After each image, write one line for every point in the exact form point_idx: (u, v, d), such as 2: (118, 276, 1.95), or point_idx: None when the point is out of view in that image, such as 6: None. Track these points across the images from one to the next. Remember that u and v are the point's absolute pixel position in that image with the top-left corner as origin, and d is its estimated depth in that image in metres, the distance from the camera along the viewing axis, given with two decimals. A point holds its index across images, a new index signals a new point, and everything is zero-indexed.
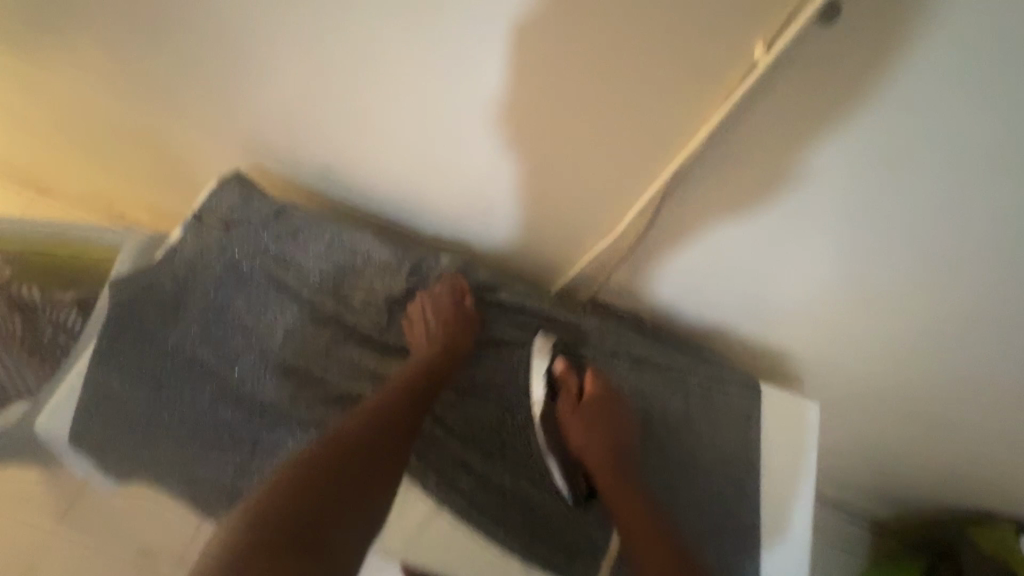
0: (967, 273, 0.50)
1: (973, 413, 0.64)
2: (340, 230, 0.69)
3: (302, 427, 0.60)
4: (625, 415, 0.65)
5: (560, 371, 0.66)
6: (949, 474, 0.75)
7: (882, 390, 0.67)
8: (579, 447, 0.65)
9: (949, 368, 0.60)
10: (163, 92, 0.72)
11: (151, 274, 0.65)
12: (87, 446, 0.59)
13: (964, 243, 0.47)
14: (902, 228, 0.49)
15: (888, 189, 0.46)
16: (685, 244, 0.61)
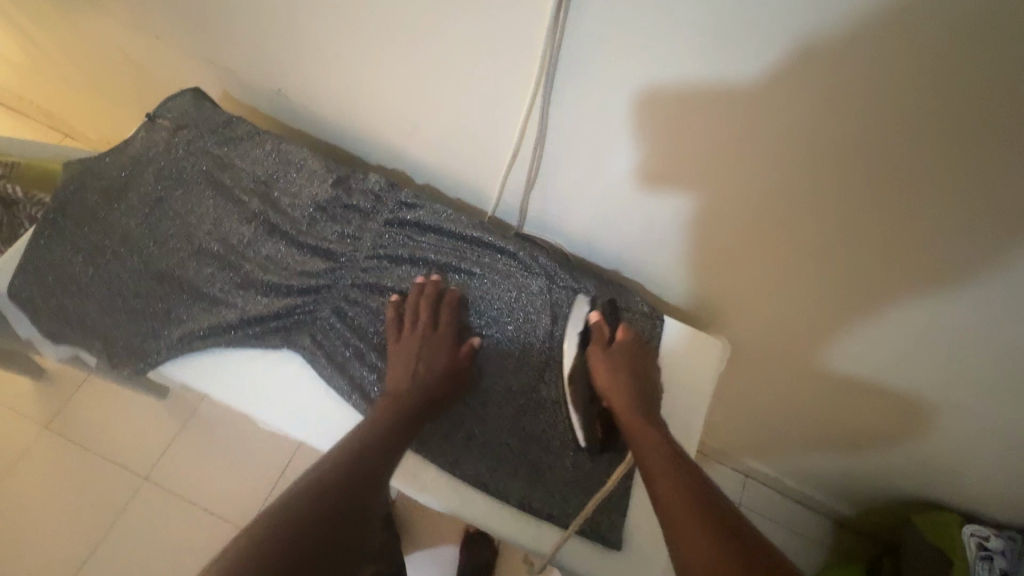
0: (807, 168, 0.54)
1: (846, 311, 0.70)
2: (279, 140, 0.76)
3: (215, 301, 0.66)
4: (651, 372, 0.67)
5: (595, 322, 0.69)
6: (839, 370, 0.83)
7: (768, 293, 0.74)
8: (606, 392, 0.65)
9: (817, 270, 0.66)
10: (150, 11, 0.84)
11: (101, 162, 0.72)
12: (24, 300, 0.65)
13: (795, 134, 0.52)
14: (744, 121, 0.53)
15: (726, 82, 0.51)
16: (578, 153, 0.67)
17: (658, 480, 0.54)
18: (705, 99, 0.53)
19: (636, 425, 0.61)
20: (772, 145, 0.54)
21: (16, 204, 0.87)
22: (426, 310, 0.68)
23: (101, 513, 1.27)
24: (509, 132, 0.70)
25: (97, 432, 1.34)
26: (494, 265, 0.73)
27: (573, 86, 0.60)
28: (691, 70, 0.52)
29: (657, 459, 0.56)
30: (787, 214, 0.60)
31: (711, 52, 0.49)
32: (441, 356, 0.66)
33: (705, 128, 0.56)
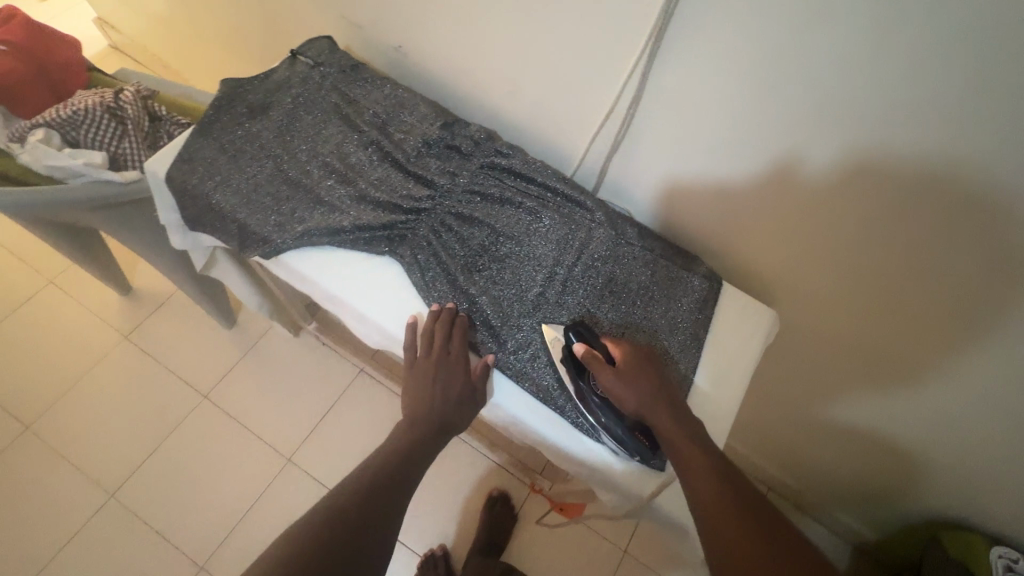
0: (879, 138, 0.61)
1: (897, 299, 0.75)
2: (398, 87, 0.87)
3: (332, 207, 0.77)
4: (664, 374, 0.69)
5: (584, 351, 0.68)
6: (879, 372, 0.86)
7: (823, 280, 0.80)
8: (632, 406, 0.65)
9: (875, 251, 0.71)
10: None
11: (248, 82, 0.83)
12: (172, 184, 0.76)
13: (873, 102, 0.58)
14: (828, 88, 0.60)
15: (820, 49, 0.58)
16: (666, 118, 0.75)
17: (696, 489, 0.58)
18: (795, 63, 0.60)
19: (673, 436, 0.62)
20: (851, 112, 0.60)
21: (159, 120, 1.00)
22: (438, 343, 0.71)
23: (161, 421, 1.39)
24: (603, 97, 0.78)
25: (168, 348, 1.46)
26: (573, 215, 0.82)
27: (674, 50, 0.67)
28: (787, 35, 0.59)
29: (692, 465, 0.59)
30: (856, 188, 0.67)
31: (809, 23, 0.57)
32: (453, 387, 0.71)
33: (792, 92, 0.63)
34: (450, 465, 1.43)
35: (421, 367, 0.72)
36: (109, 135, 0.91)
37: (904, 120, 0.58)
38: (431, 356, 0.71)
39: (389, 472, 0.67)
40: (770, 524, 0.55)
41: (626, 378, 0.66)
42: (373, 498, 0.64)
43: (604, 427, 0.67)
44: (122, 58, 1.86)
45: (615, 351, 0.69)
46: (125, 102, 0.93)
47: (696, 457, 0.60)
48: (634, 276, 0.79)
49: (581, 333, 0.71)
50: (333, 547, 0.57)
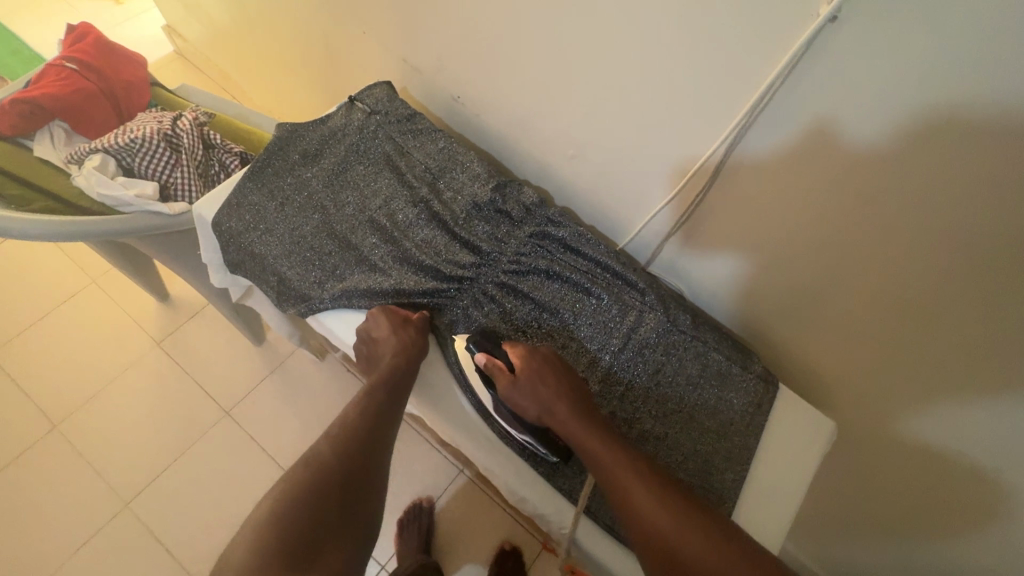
0: (979, 279, 0.54)
1: (975, 450, 0.66)
2: (452, 142, 0.85)
3: (375, 268, 0.74)
4: (562, 370, 0.67)
5: (485, 363, 0.68)
6: (937, 515, 0.77)
7: (885, 409, 0.73)
8: (532, 414, 0.66)
9: (955, 392, 0.64)
10: (371, 14, 0.98)
11: (302, 127, 0.82)
12: (219, 231, 0.75)
13: (976, 243, 0.52)
14: (925, 218, 0.54)
15: (923, 176, 0.51)
16: (736, 213, 0.70)
17: (602, 476, 0.60)
18: (899, 185, 0.53)
19: (577, 438, 0.62)
20: (959, 246, 0.53)
21: (213, 147, 1.00)
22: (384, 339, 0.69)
23: (182, 432, 1.39)
24: (670, 179, 0.74)
25: (198, 359, 1.47)
26: (623, 296, 0.77)
27: (756, 147, 0.62)
28: (890, 156, 0.52)
29: (600, 465, 0.60)
30: (942, 323, 0.60)
31: (914, 147, 0.50)
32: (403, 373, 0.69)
33: (887, 212, 0.56)
34: (457, 518, 1.38)
35: (368, 346, 0.70)
36: (163, 164, 0.91)
37: (1012, 267, 0.51)
38: (376, 333, 0.69)
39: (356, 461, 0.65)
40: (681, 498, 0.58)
41: (523, 391, 0.65)
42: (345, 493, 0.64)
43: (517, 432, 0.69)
44: (186, 66, 1.91)
45: (513, 356, 0.68)
46: (181, 132, 0.94)
47: (600, 456, 0.61)
48: (683, 370, 0.74)
49: (480, 342, 0.70)
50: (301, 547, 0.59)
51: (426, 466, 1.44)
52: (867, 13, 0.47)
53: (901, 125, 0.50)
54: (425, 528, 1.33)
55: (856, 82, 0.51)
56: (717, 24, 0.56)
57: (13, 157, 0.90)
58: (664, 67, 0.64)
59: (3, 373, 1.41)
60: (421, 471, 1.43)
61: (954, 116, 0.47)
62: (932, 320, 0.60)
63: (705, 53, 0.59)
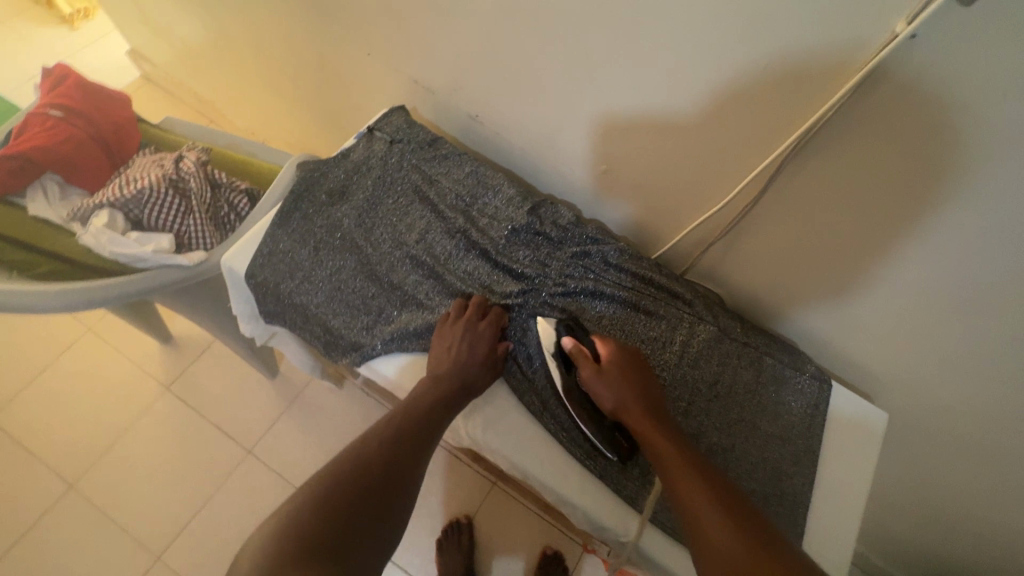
0: None
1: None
2: (479, 165, 0.83)
3: (421, 307, 0.72)
4: (648, 376, 0.67)
5: (572, 345, 0.68)
6: (990, 490, 0.80)
7: (939, 398, 0.74)
8: (608, 408, 0.65)
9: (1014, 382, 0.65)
10: (378, 36, 0.95)
11: (326, 164, 0.79)
12: (254, 282, 0.72)
13: None
14: (996, 228, 0.53)
15: (992, 190, 0.51)
16: (786, 222, 0.69)
17: (668, 474, 0.57)
18: (969, 200, 0.53)
19: (647, 434, 0.61)
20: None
21: (219, 188, 0.95)
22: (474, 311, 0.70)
23: (206, 477, 1.35)
24: (712, 190, 0.73)
25: (211, 399, 1.43)
26: (672, 309, 0.77)
27: (805, 163, 0.62)
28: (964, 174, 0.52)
29: (671, 464, 0.58)
30: (1004, 323, 0.60)
31: (988, 164, 0.50)
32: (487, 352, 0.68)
33: (955, 226, 0.55)
34: (498, 529, 1.38)
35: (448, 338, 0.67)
36: (174, 213, 0.86)
37: None
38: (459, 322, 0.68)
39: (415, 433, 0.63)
40: (750, 518, 0.52)
41: (606, 381, 0.65)
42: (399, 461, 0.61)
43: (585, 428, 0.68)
44: (158, 92, 1.82)
45: (602, 349, 0.68)
46: (188, 176, 0.89)
47: (673, 454, 0.58)
48: (740, 377, 0.74)
49: (569, 327, 0.71)
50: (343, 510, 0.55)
51: (459, 481, 1.43)
52: (951, 31, 0.45)
53: (976, 142, 0.49)
54: (466, 546, 1.32)
55: (927, 102, 0.50)
56: (767, 43, 0.55)
57: (11, 220, 0.84)
58: (707, 84, 0.63)
59: (6, 436, 1.34)
60: (456, 487, 1.42)
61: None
62: (994, 320, 0.61)
63: (756, 69, 0.58)
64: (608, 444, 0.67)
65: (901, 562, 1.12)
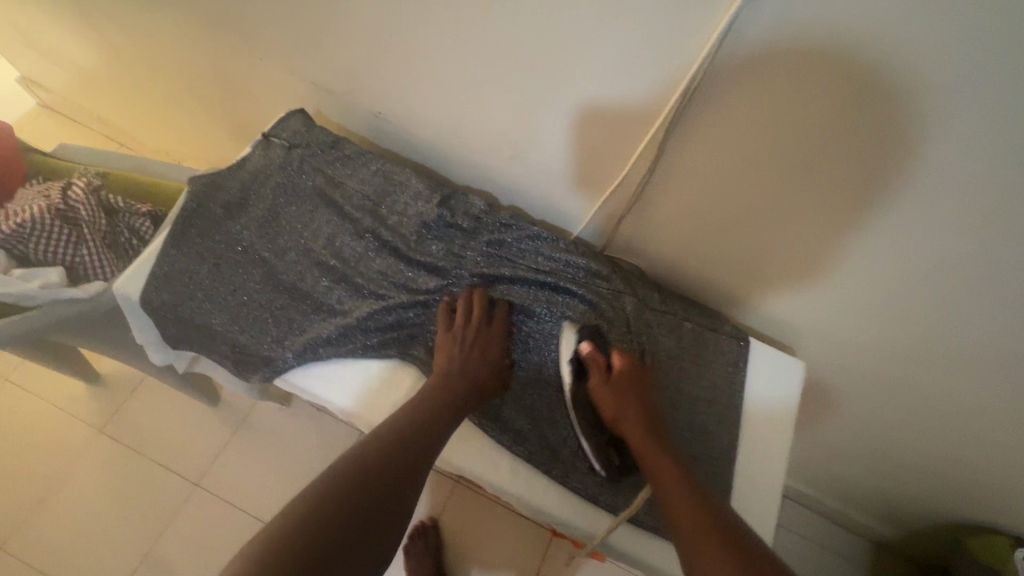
0: (915, 219, 0.57)
1: (931, 360, 0.73)
2: (385, 163, 0.81)
3: (332, 313, 0.70)
4: (651, 397, 0.69)
5: (588, 351, 0.71)
6: (906, 417, 0.85)
7: (848, 339, 0.78)
8: (609, 417, 0.68)
9: (907, 316, 0.69)
10: (269, 39, 0.91)
11: (220, 177, 0.75)
12: (150, 306, 0.68)
13: (913, 187, 0.55)
14: (865, 169, 0.56)
15: (857, 133, 0.53)
16: (683, 190, 0.71)
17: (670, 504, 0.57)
18: (836, 146, 0.55)
19: (647, 450, 0.62)
20: (894, 195, 0.56)
21: (118, 213, 0.89)
22: (479, 311, 0.71)
23: (153, 517, 1.29)
24: (614, 163, 0.73)
25: (150, 436, 1.36)
26: (594, 287, 0.78)
27: (685, 129, 0.63)
28: (823, 121, 0.54)
29: (664, 472, 0.60)
30: (887, 263, 0.64)
31: (847, 108, 0.52)
32: (495, 350, 0.70)
33: (831, 172, 0.58)
34: (467, 522, 1.38)
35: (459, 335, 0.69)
36: (63, 243, 0.81)
37: (943, 203, 0.54)
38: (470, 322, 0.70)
39: (422, 436, 0.60)
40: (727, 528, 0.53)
41: (616, 391, 0.67)
42: (396, 470, 0.57)
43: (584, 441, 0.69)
44: (56, 119, 1.71)
45: (615, 359, 0.70)
46: (76, 203, 0.83)
47: (682, 484, 0.58)
48: (663, 346, 0.76)
49: (589, 333, 0.73)
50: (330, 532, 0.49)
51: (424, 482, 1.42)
52: None
53: (834, 89, 0.51)
54: (433, 547, 1.31)
55: (783, 54, 0.51)
56: (634, 12, 0.56)
57: None
58: (589, 59, 0.63)
59: None
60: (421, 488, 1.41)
61: (882, 73, 0.48)
62: (879, 261, 0.64)
63: (629, 41, 0.59)
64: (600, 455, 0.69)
65: (849, 497, 1.18)
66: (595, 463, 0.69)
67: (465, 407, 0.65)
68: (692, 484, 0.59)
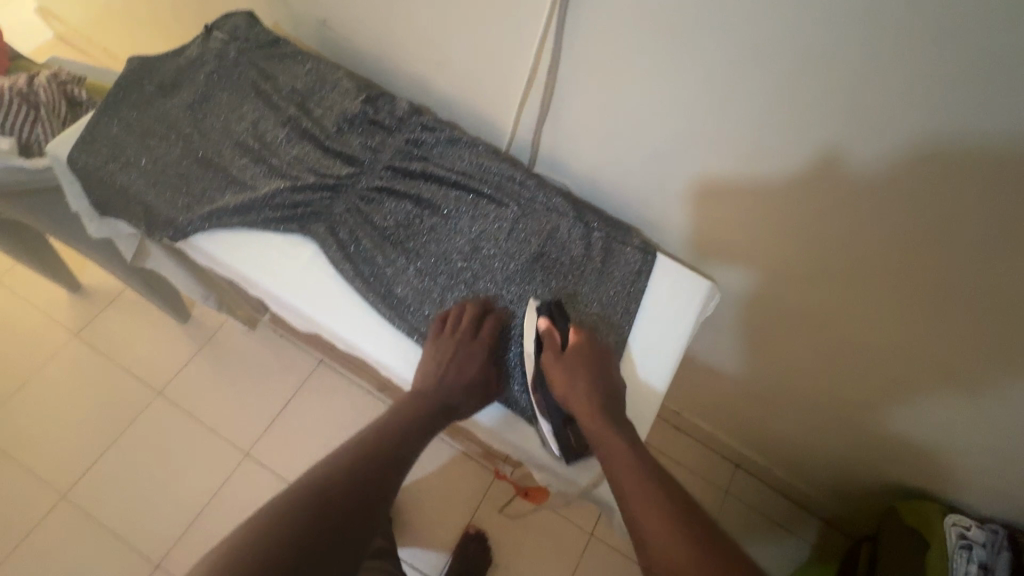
0: (790, 94, 0.58)
1: (832, 274, 0.73)
2: (319, 62, 0.84)
3: (243, 186, 0.73)
4: (607, 366, 0.66)
5: (545, 328, 0.67)
6: (823, 346, 0.84)
7: (759, 257, 0.79)
8: (560, 394, 0.64)
9: (800, 220, 0.70)
10: None
11: (158, 61, 0.80)
12: (76, 166, 0.73)
13: (781, 57, 0.56)
14: (739, 39, 0.57)
15: None
16: (587, 86, 0.73)
17: (630, 499, 0.54)
18: (710, 13, 0.57)
19: (601, 433, 0.59)
20: (777, 59, 0.56)
21: (80, 106, 0.95)
22: (467, 323, 0.69)
23: (116, 419, 1.36)
24: (526, 55, 0.74)
25: (121, 346, 1.43)
26: (505, 190, 0.79)
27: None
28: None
29: (621, 457, 0.57)
30: (773, 152, 0.65)
31: None
32: (476, 371, 0.67)
33: (709, 49, 0.59)
34: None
35: (446, 349, 0.67)
36: (20, 121, 0.87)
37: (804, 74, 0.56)
38: (458, 333, 0.68)
39: (385, 457, 0.59)
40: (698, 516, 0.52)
41: (567, 368, 0.64)
42: (375, 477, 0.56)
43: (542, 420, 0.67)
44: (68, 51, 1.80)
45: (571, 337, 0.67)
46: (38, 87, 0.89)
47: (642, 480, 0.54)
48: (567, 250, 0.76)
49: (548, 309, 0.69)
50: (311, 532, 0.49)
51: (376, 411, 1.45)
52: None
53: None
54: None
55: None
56: None
57: None
58: None
59: None
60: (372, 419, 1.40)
61: None
62: (767, 150, 0.65)
63: None
64: (557, 435, 0.66)
65: (790, 458, 1.15)
66: (549, 437, 0.66)
67: (432, 426, 0.65)
68: (653, 482, 0.54)
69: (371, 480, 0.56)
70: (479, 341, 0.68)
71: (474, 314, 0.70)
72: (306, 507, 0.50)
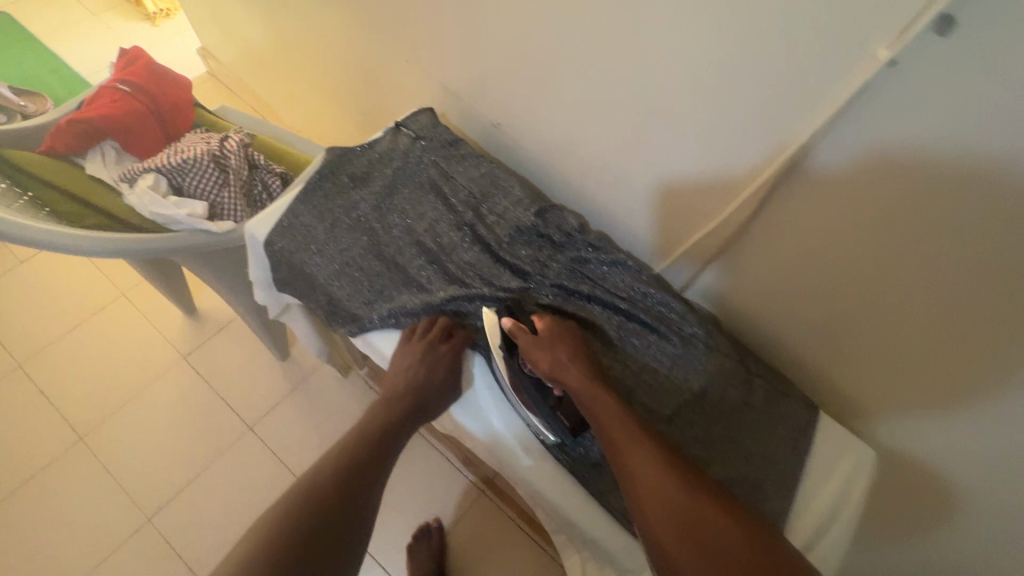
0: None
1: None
2: (494, 168, 0.87)
3: (419, 289, 0.76)
4: (580, 343, 0.71)
5: (512, 322, 0.71)
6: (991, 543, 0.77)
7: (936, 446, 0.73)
8: (545, 372, 0.68)
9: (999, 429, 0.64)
10: (415, 43, 1.02)
11: (350, 153, 0.85)
12: (272, 249, 0.77)
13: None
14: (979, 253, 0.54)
15: (981, 211, 0.52)
16: (778, 244, 0.72)
17: (641, 474, 0.58)
18: (953, 224, 0.54)
19: (593, 410, 0.64)
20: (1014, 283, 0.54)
21: (256, 168, 1.02)
22: (430, 332, 0.72)
23: (204, 447, 1.40)
24: (718, 203, 0.74)
25: (222, 374, 1.48)
26: (669, 322, 0.78)
27: (804, 171, 0.63)
28: (961, 188, 0.52)
29: (613, 423, 0.62)
30: (984, 361, 0.61)
31: (970, 182, 0.51)
32: (441, 375, 0.71)
33: (939, 252, 0.57)
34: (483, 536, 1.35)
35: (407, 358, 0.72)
36: (211, 183, 0.93)
37: None
38: (422, 343, 0.72)
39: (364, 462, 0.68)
40: (688, 465, 0.60)
41: (550, 352, 0.68)
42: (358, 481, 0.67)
43: (525, 407, 0.70)
44: (219, 86, 1.96)
45: (538, 323, 0.72)
46: (228, 151, 0.96)
47: (635, 446, 0.60)
48: (727, 396, 0.74)
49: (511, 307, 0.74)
50: (301, 536, 0.60)
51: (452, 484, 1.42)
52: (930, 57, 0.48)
53: (955, 164, 0.51)
54: (436, 550, 1.28)
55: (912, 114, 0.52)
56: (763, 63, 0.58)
57: (70, 177, 0.93)
58: (708, 101, 0.66)
59: (36, 388, 1.43)
60: (447, 492, 1.39)
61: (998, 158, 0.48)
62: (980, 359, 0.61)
63: (756, 89, 0.61)
64: (548, 419, 0.69)
65: None
66: (540, 426, 0.69)
67: (403, 427, 0.73)
68: (650, 453, 0.60)
69: (354, 482, 0.67)
70: (444, 353, 0.71)
71: (445, 328, 0.73)
72: (300, 514, 0.62)
